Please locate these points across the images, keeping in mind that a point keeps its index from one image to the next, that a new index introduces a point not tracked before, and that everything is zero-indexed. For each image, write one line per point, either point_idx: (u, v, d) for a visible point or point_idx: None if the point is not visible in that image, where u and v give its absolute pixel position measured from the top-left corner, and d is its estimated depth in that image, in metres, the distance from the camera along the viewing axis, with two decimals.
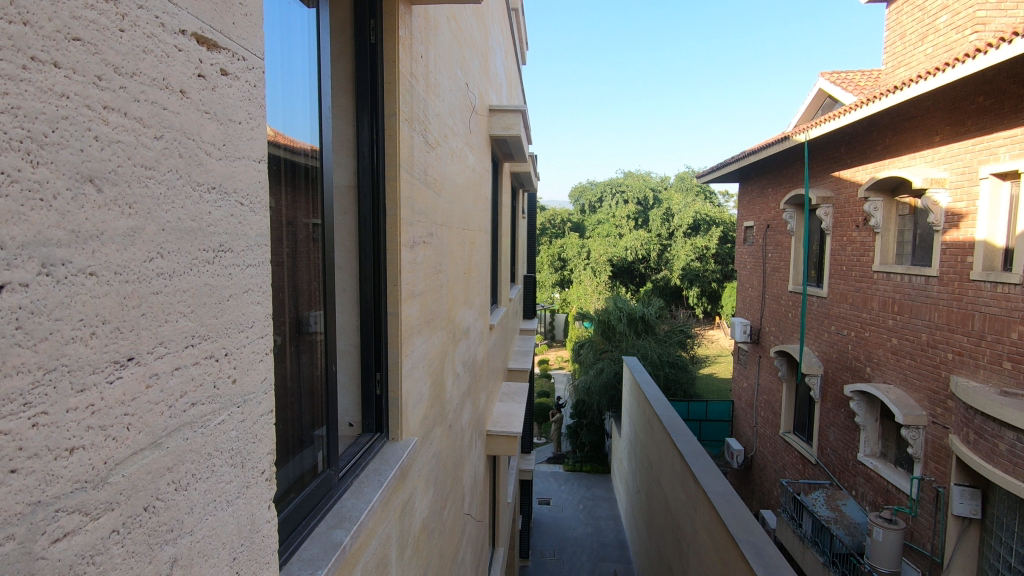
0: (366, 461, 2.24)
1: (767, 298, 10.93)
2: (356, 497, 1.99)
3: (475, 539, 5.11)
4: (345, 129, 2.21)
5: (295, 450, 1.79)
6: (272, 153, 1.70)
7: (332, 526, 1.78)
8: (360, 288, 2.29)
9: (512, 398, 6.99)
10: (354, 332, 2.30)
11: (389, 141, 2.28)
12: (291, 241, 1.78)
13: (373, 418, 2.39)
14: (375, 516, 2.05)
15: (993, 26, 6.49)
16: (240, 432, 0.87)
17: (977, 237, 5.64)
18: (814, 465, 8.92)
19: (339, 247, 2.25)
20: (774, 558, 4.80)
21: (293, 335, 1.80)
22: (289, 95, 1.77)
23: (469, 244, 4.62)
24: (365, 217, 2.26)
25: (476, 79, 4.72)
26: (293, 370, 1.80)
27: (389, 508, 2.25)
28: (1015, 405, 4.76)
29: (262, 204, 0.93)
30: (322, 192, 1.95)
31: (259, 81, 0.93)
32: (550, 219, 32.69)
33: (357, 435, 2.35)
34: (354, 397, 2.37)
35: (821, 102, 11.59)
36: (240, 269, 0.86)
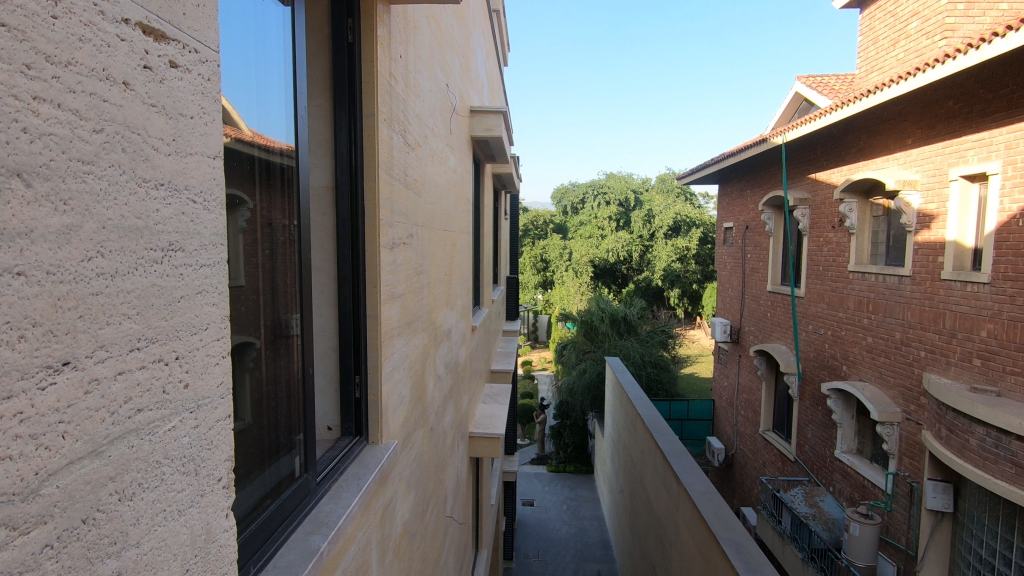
0: (345, 465, 2.21)
1: (746, 298, 11.08)
2: (334, 502, 1.95)
3: (458, 542, 5.07)
4: (322, 129, 2.18)
5: (271, 456, 1.74)
6: (245, 152, 1.65)
7: (309, 532, 1.74)
8: (338, 290, 2.25)
9: (494, 399, 6.97)
10: (333, 335, 2.26)
11: (367, 141, 2.25)
12: (267, 242, 1.74)
13: (352, 422, 2.36)
14: (354, 520, 2.01)
15: (960, 32, 6.70)
16: (193, 439, 0.85)
17: (948, 237, 5.79)
18: (793, 462, 9.06)
19: (316, 248, 2.21)
20: (754, 555, 4.84)
21: (270, 338, 1.76)
22: (261, 90, 1.73)
23: (451, 246, 4.61)
24: (343, 218, 2.22)
25: (457, 79, 4.71)
26: (269, 373, 1.75)
27: (369, 512, 2.22)
28: (984, 401, 4.89)
29: (217, 202, 0.91)
30: (298, 191, 1.91)
31: (213, 75, 0.90)
32: (532, 220, 32.73)
33: (336, 439, 2.31)
34: (333, 400, 2.33)
35: (797, 105, 11.80)
36: (192, 270, 0.83)
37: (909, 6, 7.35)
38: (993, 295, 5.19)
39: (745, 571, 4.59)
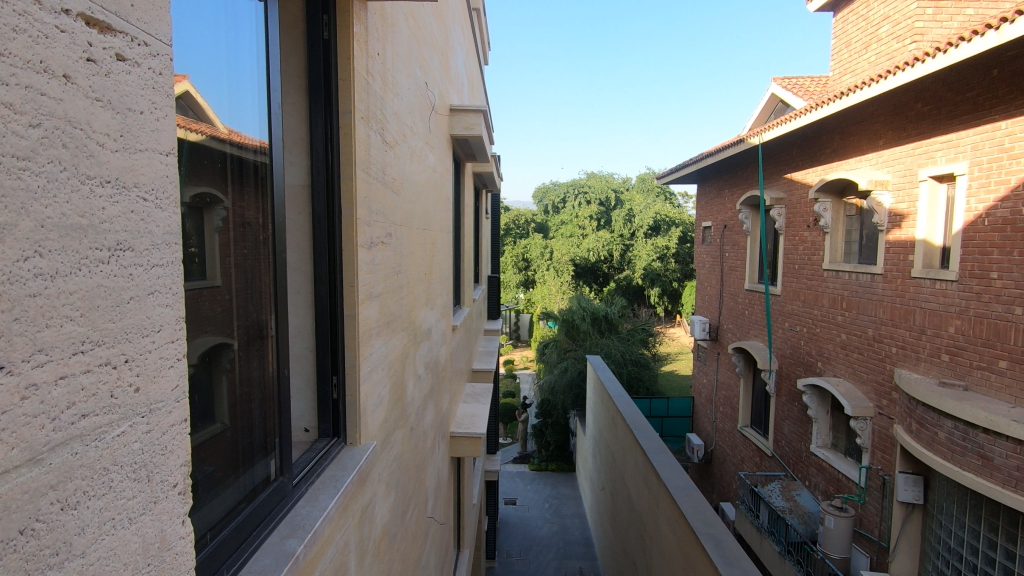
0: (322, 467, 2.17)
1: (724, 296, 11.23)
2: (311, 504, 1.92)
3: (439, 543, 5.04)
4: (298, 126, 2.15)
5: (245, 462, 1.70)
6: (216, 148, 1.60)
7: (285, 535, 1.71)
8: (315, 290, 2.22)
9: (475, 398, 6.95)
10: (309, 335, 2.23)
11: (344, 140, 2.21)
12: (240, 241, 1.70)
13: (329, 423, 2.32)
14: (331, 523, 1.98)
15: (930, 36, 6.88)
16: (146, 445, 0.82)
17: (918, 236, 5.93)
18: (770, 458, 9.21)
19: (293, 248, 2.17)
20: (733, 550, 4.90)
21: (244, 340, 1.72)
22: (233, 82, 1.68)
23: (431, 245, 4.58)
24: (319, 217, 2.19)
25: (436, 77, 4.68)
26: (243, 376, 1.71)
27: (348, 514, 2.20)
28: (952, 395, 5.03)
29: (171, 200, 0.89)
30: (271, 189, 1.87)
31: (166, 70, 0.88)
32: (513, 220, 32.72)
33: (313, 441, 2.28)
34: (309, 401, 2.29)
35: (773, 107, 12.00)
36: (142, 270, 0.81)
37: (879, 10, 7.53)
38: (961, 292, 5.34)
39: (724, 565, 4.65)
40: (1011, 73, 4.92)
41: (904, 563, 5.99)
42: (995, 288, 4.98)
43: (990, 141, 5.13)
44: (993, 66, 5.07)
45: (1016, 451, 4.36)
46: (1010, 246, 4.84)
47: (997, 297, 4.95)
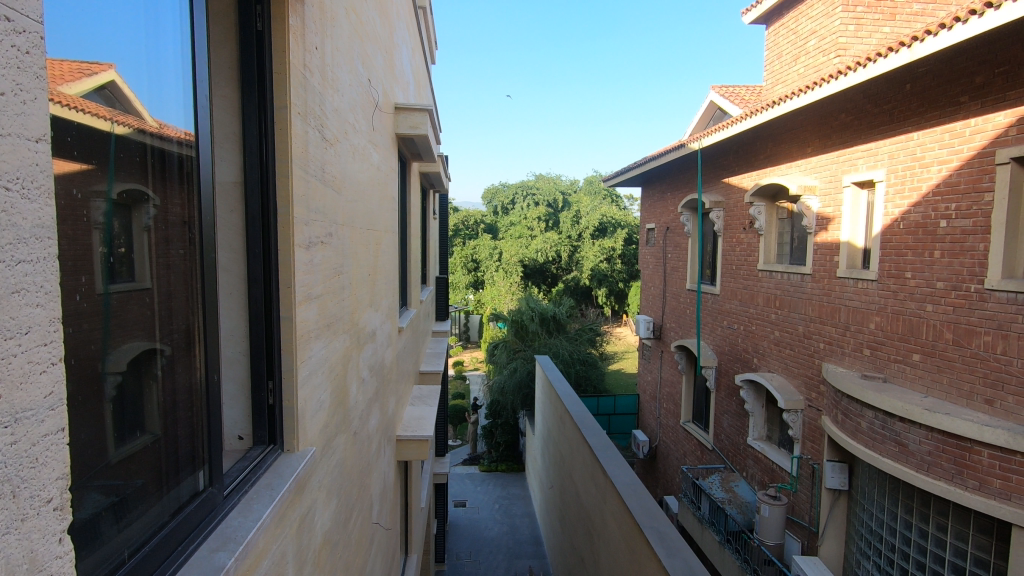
0: (257, 476, 2.07)
1: (667, 295, 11.58)
2: (243, 515, 1.82)
3: (385, 549, 4.93)
4: (229, 121, 2.05)
5: (168, 478, 1.58)
6: (135, 138, 1.49)
7: (215, 549, 1.61)
8: (249, 291, 2.12)
9: (423, 401, 6.85)
10: (243, 338, 2.12)
11: (279, 136, 2.11)
12: (161, 239, 1.58)
13: (265, 430, 2.21)
14: (266, 534, 1.89)
15: (852, 50, 7.34)
16: (9, 458, 0.76)
17: (842, 238, 6.35)
18: (710, 451, 9.56)
19: (224, 248, 2.06)
20: (675, 541, 5.07)
21: (165, 345, 1.59)
22: (154, 67, 1.55)
23: (375, 245, 4.48)
24: (253, 215, 2.08)
25: (379, 74, 4.58)
26: (166, 384, 1.59)
27: (284, 523, 2.10)
28: (873, 387, 5.37)
29: (40, 190, 0.83)
30: (200, 184, 1.75)
31: (33, 47, 0.82)
32: (462, 220, 32.55)
33: (247, 449, 2.17)
34: (242, 407, 2.18)
35: (712, 114, 12.49)
36: (5, 267, 0.75)
37: (808, 24, 7.97)
38: (880, 291, 5.73)
39: (666, 556, 4.80)
40: (922, 88, 5.33)
41: (831, 546, 6.33)
42: (909, 287, 5.37)
43: (904, 150, 5.52)
44: (906, 81, 5.48)
45: (928, 437, 4.71)
46: (921, 247, 5.24)
47: (910, 295, 5.34)
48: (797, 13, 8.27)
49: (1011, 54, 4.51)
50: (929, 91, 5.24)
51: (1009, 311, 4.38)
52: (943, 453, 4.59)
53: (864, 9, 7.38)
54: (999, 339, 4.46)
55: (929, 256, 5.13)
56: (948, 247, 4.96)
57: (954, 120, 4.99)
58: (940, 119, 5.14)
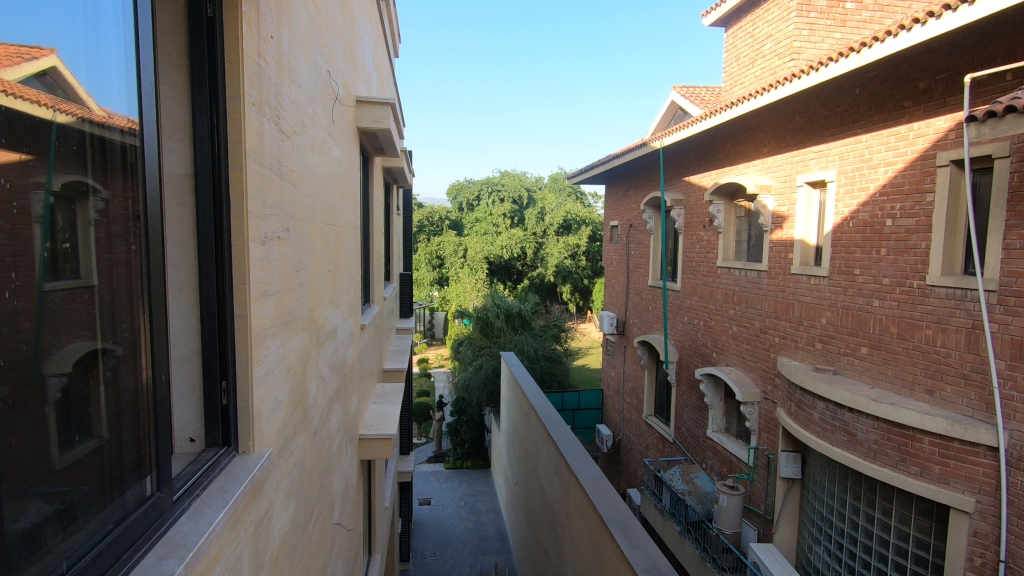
0: (210, 479, 1.98)
1: (630, 292, 11.75)
2: (194, 521, 1.73)
3: (347, 550, 4.85)
4: (178, 111, 1.94)
5: (110, 487, 1.48)
6: (73, 127, 1.37)
7: (162, 556, 1.52)
8: (201, 288, 2.01)
9: (386, 398, 6.76)
10: (195, 337, 2.02)
11: (232, 127, 2.02)
12: (103, 234, 1.47)
13: (218, 431, 2.11)
14: (219, 538, 1.81)
15: (806, 55, 7.62)
16: None
17: (796, 236, 6.56)
18: (671, 444, 9.78)
19: (173, 243, 1.95)
20: (637, 532, 5.16)
21: (106, 346, 1.49)
22: (97, 50, 1.44)
23: (336, 241, 4.38)
24: (205, 208, 1.98)
25: (339, 67, 4.46)
26: (106, 387, 1.49)
27: (239, 527, 2.01)
28: (825, 380, 5.58)
29: None
30: (146, 174, 1.63)
31: None
32: (427, 216, 32.25)
33: (199, 451, 2.07)
34: (194, 408, 2.08)
35: (673, 113, 12.72)
36: None
37: (764, 28, 8.21)
38: (830, 287, 5.95)
39: (628, 548, 4.87)
40: (870, 92, 5.55)
41: (785, 533, 6.57)
42: (858, 283, 5.60)
43: (853, 152, 5.74)
44: (856, 85, 5.70)
45: (875, 426, 4.92)
46: (869, 245, 5.48)
47: (859, 291, 5.58)
48: (754, 17, 8.51)
49: (951, 62, 4.75)
50: (877, 95, 5.45)
51: (948, 305, 4.65)
52: (888, 441, 4.81)
53: (817, 15, 7.60)
54: (938, 332, 4.72)
55: (876, 254, 5.37)
56: (893, 245, 5.20)
57: (898, 124, 5.21)
58: (885, 123, 5.35)
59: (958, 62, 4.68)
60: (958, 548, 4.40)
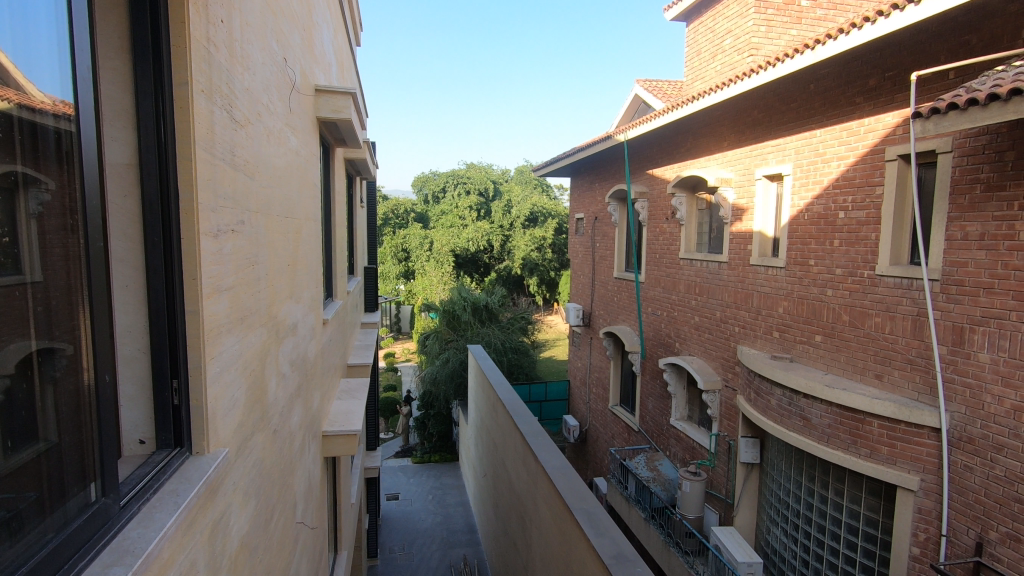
0: (161, 482, 1.87)
1: (596, 284, 11.85)
2: (143, 525, 1.63)
3: (311, 548, 4.75)
4: (120, 96, 1.80)
5: (43, 499, 1.37)
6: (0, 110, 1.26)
7: (107, 565, 1.43)
8: (148, 284, 1.89)
9: (351, 394, 6.64)
10: (142, 335, 1.90)
11: (179, 115, 1.89)
12: (34, 228, 1.36)
13: (170, 432, 1.99)
14: (172, 543, 1.71)
15: (763, 51, 7.80)
16: None
17: (755, 228, 6.74)
18: (636, 432, 9.95)
19: (117, 236, 1.82)
20: (603, 520, 5.23)
21: (41, 348, 1.38)
22: (29, 28, 1.32)
23: (295, 234, 4.25)
24: (151, 200, 1.85)
25: (297, 54, 4.32)
26: (37, 393, 1.38)
27: (194, 531, 1.92)
28: (782, 367, 5.75)
29: None
30: (83, 161, 1.51)
31: None
32: (391, 209, 31.78)
33: (149, 454, 1.95)
34: (142, 409, 1.94)
35: (636, 107, 12.83)
36: None
37: (723, 24, 8.36)
38: (787, 278, 6.14)
39: (594, 536, 4.93)
40: (823, 88, 5.71)
41: (745, 515, 6.76)
42: (813, 273, 5.78)
43: (808, 146, 5.90)
44: (810, 82, 5.86)
45: (828, 411, 5.09)
46: (823, 237, 5.66)
47: (813, 281, 5.77)
48: (714, 13, 8.65)
49: (898, 60, 4.93)
50: (830, 91, 5.61)
51: (895, 294, 4.85)
52: (840, 425, 4.99)
53: (773, 12, 7.78)
54: (887, 320, 4.93)
55: (829, 245, 5.56)
56: (845, 237, 5.40)
57: (850, 119, 5.37)
58: (838, 118, 5.52)
59: (904, 60, 4.86)
60: (905, 525, 4.61)
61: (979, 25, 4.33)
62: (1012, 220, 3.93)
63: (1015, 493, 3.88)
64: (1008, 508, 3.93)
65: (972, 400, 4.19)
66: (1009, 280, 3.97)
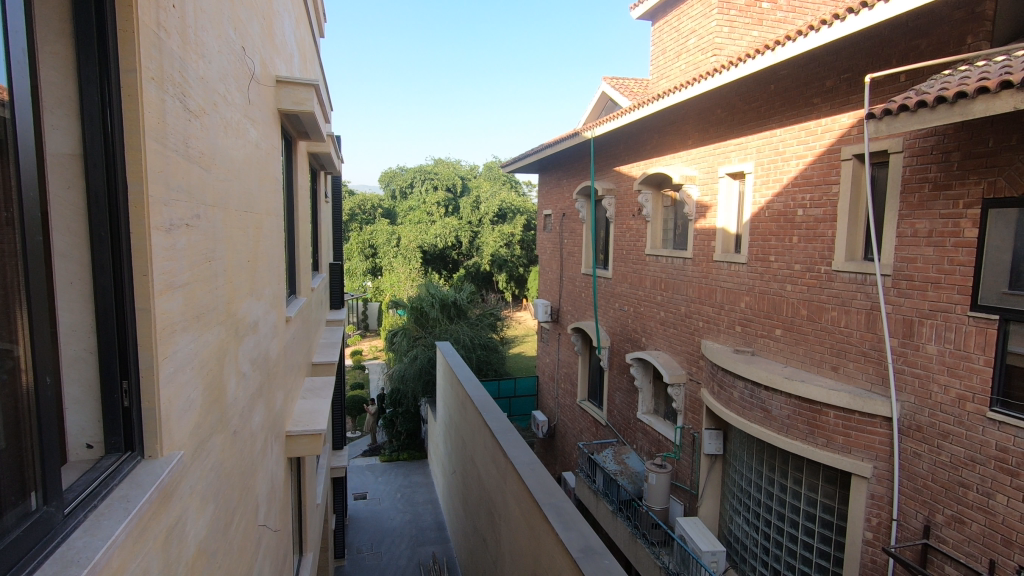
0: (110, 487, 1.76)
1: (564, 280, 11.89)
2: (90, 534, 1.54)
3: (274, 553, 4.61)
4: (62, 84, 1.66)
5: None
6: None
7: None
8: (95, 282, 1.77)
9: (314, 393, 6.48)
10: (89, 334, 1.78)
11: (127, 103, 1.77)
12: None
13: (120, 435, 1.88)
14: (122, 552, 1.62)
15: (726, 51, 7.94)
16: None
17: (718, 225, 6.85)
18: (604, 426, 10.05)
19: (59, 231, 1.70)
20: (571, 513, 5.27)
21: None
22: None
23: (255, 229, 4.10)
24: (98, 193, 1.74)
25: (256, 43, 4.15)
26: None
27: (147, 538, 1.82)
28: (744, 360, 5.89)
29: None
30: (17, 150, 1.40)
31: None
32: (358, 204, 31.24)
33: (98, 459, 1.84)
34: (91, 412, 1.83)
35: (603, 104, 12.88)
36: None
37: (688, 24, 8.48)
38: (749, 273, 6.28)
39: (562, 530, 4.96)
40: (783, 89, 5.84)
41: (708, 505, 6.91)
42: (773, 269, 5.93)
43: (769, 145, 6.03)
44: (771, 82, 5.99)
45: (787, 403, 5.22)
46: (782, 234, 5.81)
47: (774, 276, 5.91)
48: (679, 13, 8.76)
49: (853, 62, 5.08)
50: (789, 92, 5.74)
51: (851, 289, 5.03)
52: (799, 416, 5.12)
53: (736, 13, 7.93)
54: (842, 314, 5.11)
55: (789, 241, 5.71)
56: (804, 233, 5.55)
57: (809, 119, 5.51)
58: (797, 118, 5.65)
59: (859, 63, 5.02)
60: (858, 511, 4.78)
61: (928, 30, 4.50)
62: (957, 218, 4.10)
63: (959, 478, 4.08)
64: (953, 492, 4.12)
65: (921, 390, 4.37)
66: (955, 275, 4.14)
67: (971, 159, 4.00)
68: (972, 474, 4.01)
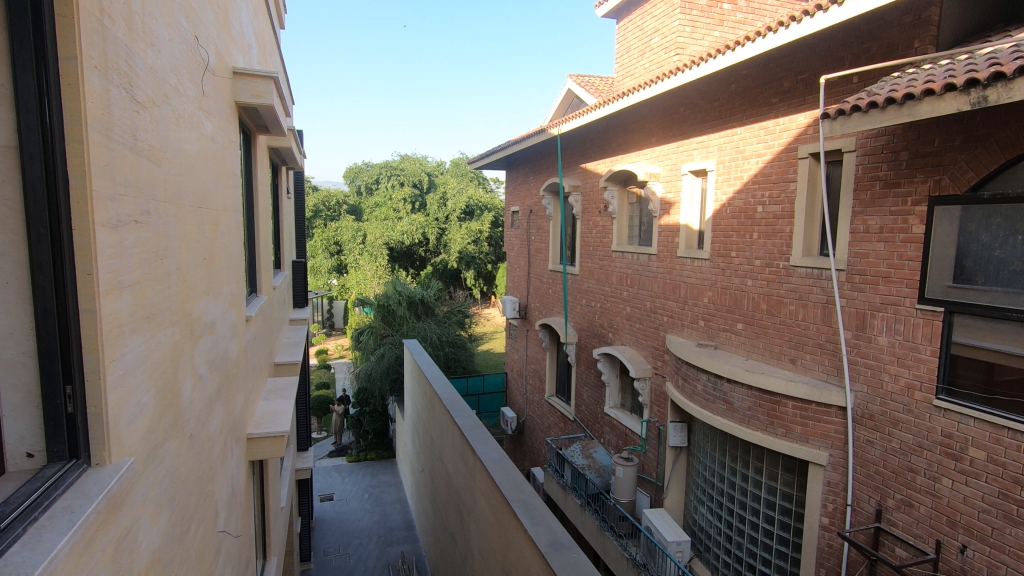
0: (54, 497, 1.65)
1: (531, 276, 11.90)
2: (30, 549, 1.44)
3: (235, 559, 4.47)
4: None
5: None
6: None
7: None
8: (33, 280, 1.66)
9: (276, 394, 6.30)
10: (28, 337, 1.66)
11: (67, 92, 1.65)
12: None
13: (63, 442, 1.76)
14: (67, 566, 1.53)
15: (688, 50, 8.07)
16: None
17: (682, 221, 6.95)
18: (572, 421, 10.12)
19: None
20: (539, 509, 5.28)
21: None
22: None
23: (212, 226, 3.94)
24: (35, 186, 1.62)
25: (211, 33, 4.00)
26: None
27: (96, 549, 1.72)
28: (707, 354, 6.01)
29: None
30: None
31: None
32: (322, 201, 30.61)
33: (39, 468, 1.72)
34: (30, 420, 1.71)
35: (569, 102, 12.93)
36: None
37: (652, 23, 8.58)
38: (711, 269, 6.40)
39: (530, 525, 4.98)
40: (743, 88, 5.96)
41: (674, 496, 7.02)
42: (735, 264, 6.06)
43: (730, 143, 6.15)
44: (731, 81, 6.10)
45: (749, 395, 5.34)
46: (743, 230, 5.93)
47: (735, 271, 6.04)
48: (642, 12, 8.86)
49: (809, 64, 5.22)
50: (749, 91, 5.87)
51: (808, 283, 5.18)
52: (759, 407, 5.25)
53: (697, 13, 8.07)
54: (800, 308, 5.26)
55: (749, 238, 5.85)
56: (764, 230, 5.68)
57: (767, 118, 5.64)
58: (756, 117, 5.78)
59: (814, 65, 5.16)
60: (815, 497, 4.92)
61: (878, 34, 4.66)
62: (906, 215, 4.27)
63: (908, 463, 4.24)
64: (903, 476, 4.29)
65: (873, 380, 4.54)
66: (904, 269, 4.31)
67: (919, 158, 4.17)
68: (920, 459, 4.17)
